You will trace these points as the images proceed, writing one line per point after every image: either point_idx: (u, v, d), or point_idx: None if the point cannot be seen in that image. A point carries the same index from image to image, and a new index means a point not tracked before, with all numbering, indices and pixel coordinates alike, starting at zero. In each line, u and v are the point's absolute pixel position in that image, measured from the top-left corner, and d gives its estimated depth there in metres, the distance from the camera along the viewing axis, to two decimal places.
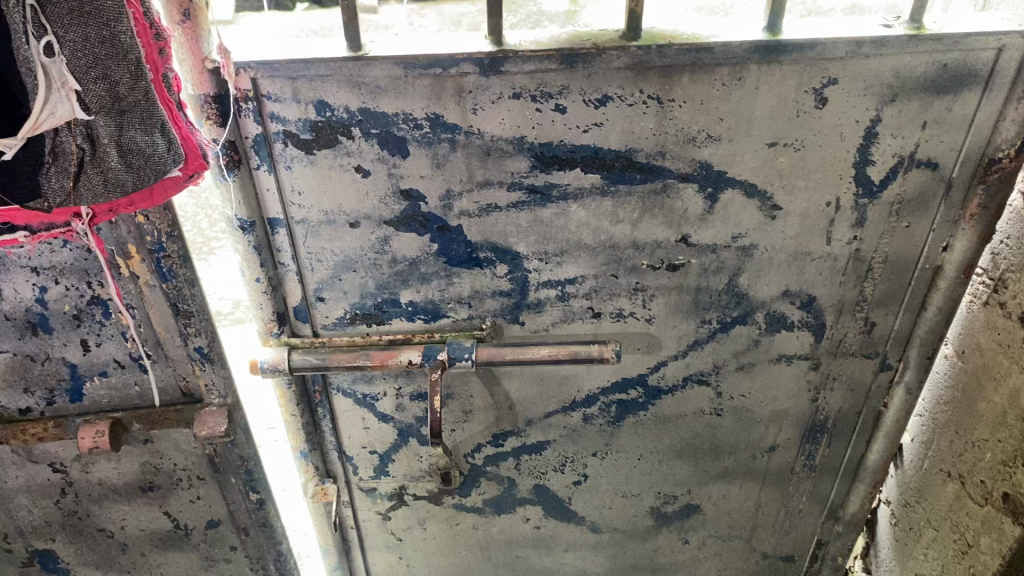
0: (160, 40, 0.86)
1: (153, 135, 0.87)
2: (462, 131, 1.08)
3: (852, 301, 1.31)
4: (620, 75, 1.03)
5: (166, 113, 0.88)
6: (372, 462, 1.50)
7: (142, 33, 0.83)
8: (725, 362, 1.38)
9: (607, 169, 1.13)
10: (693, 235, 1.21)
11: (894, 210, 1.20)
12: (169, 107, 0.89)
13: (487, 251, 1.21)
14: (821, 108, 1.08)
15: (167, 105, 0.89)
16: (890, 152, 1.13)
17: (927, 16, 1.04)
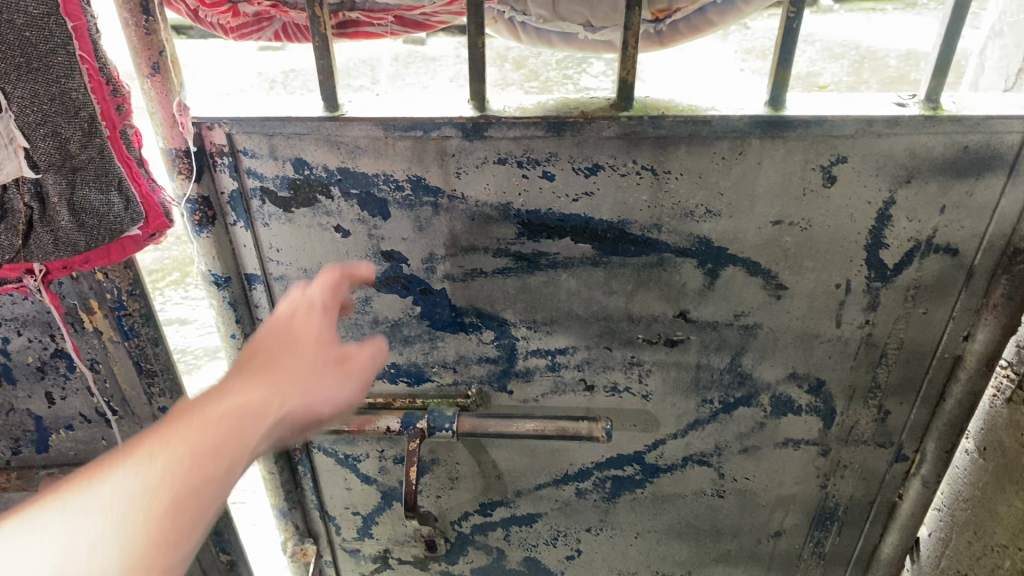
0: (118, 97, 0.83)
1: (109, 194, 0.84)
2: (445, 195, 1.03)
3: (864, 387, 1.22)
4: (611, 145, 0.97)
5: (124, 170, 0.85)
6: (355, 523, 1.45)
7: (97, 89, 0.81)
8: (727, 443, 1.31)
9: (599, 239, 1.07)
10: (692, 311, 1.14)
11: (909, 295, 1.11)
12: (127, 164, 0.86)
13: (472, 316, 1.15)
14: (829, 186, 1.01)
15: (125, 162, 0.86)
16: (905, 235, 1.05)
17: (947, 95, 0.96)
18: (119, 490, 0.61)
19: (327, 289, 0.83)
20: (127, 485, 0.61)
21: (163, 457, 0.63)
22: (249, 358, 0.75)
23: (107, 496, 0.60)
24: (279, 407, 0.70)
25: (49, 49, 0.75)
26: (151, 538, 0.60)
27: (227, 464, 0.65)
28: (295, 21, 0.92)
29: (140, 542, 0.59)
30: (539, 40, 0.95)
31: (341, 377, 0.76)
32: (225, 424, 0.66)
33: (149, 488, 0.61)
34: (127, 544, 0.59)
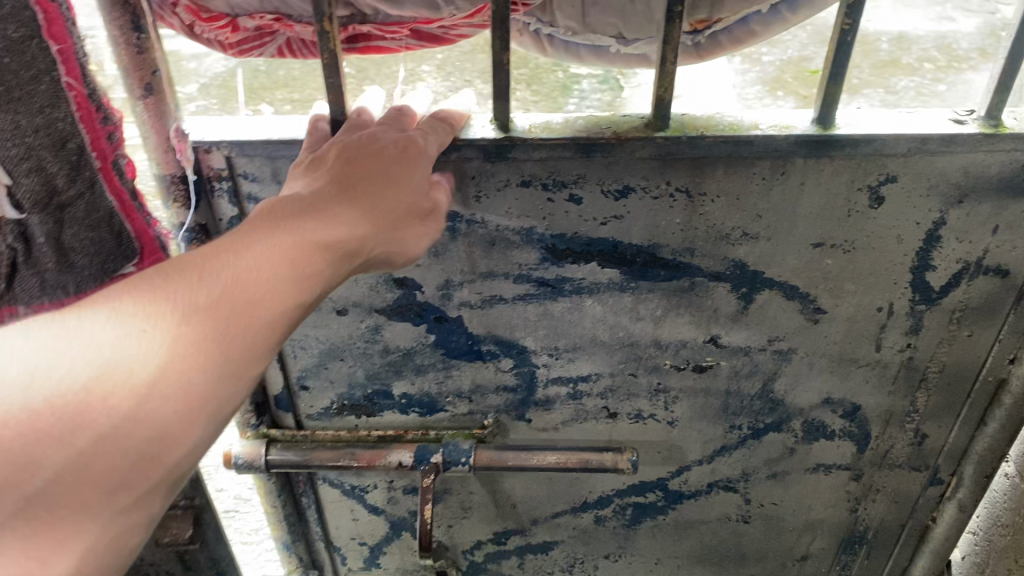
0: (109, 125, 0.76)
1: (98, 230, 0.79)
2: (463, 220, 0.96)
3: (901, 411, 1.16)
4: (644, 166, 0.91)
5: (116, 203, 0.79)
6: (362, 553, 1.39)
7: (86, 118, 0.74)
8: (755, 469, 1.24)
9: (627, 264, 1.00)
10: (723, 336, 1.07)
11: (955, 318, 1.05)
12: (120, 197, 0.79)
13: (490, 344, 1.08)
14: (876, 207, 0.94)
15: (119, 195, 0.79)
16: (954, 257, 0.99)
17: (1006, 110, 0.89)
18: (225, 293, 0.65)
19: (427, 135, 0.84)
20: (234, 292, 0.65)
21: (264, 270, 0.68)
22: (329, 192, 0.78)
23: (217, 296, 0.64)
24: (356, 244, 0.76)
25: (31, 77, 0.69)
26: (244, 351, 0.65)
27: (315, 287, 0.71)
28: (300, 35, 0.84)
29: (236, 350, 0.64)
30: (565, 54, 0.88)
31: (402, 233, 0.81)
32: (317, 248, 0.72)
33: (255, 295, 0.66)
34: (227, 352, 0.63)
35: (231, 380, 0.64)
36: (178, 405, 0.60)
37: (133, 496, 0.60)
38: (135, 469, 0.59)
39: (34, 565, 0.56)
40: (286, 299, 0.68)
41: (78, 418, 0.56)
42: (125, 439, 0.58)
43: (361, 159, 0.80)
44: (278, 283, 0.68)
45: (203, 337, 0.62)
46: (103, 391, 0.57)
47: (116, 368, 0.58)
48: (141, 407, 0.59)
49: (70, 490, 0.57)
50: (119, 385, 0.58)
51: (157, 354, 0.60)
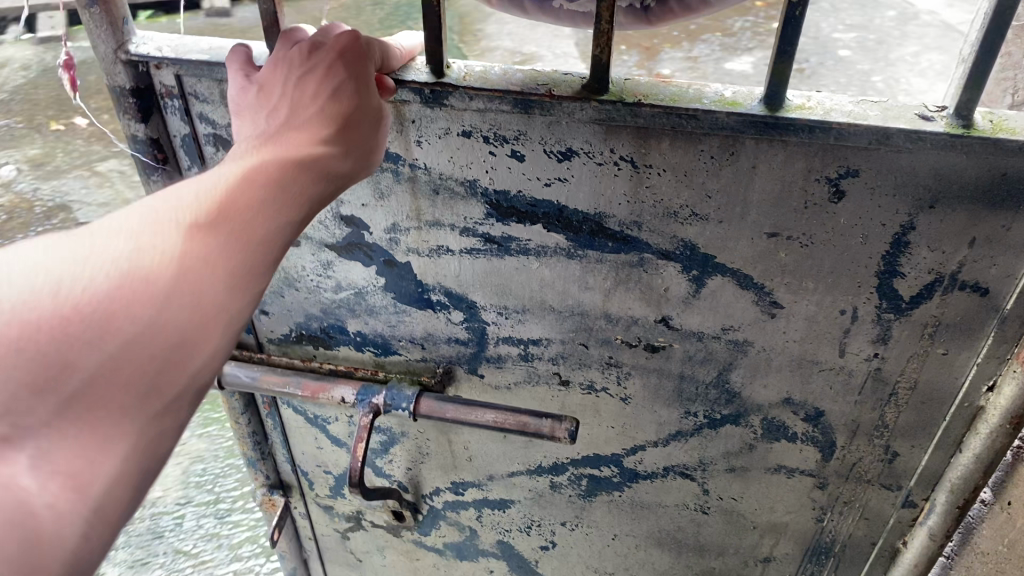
0: None
1: None
2: (405, 164, 0.94)
3: (869, 424, 1.09)
4: (587, 129, 0.86)
5: None
6: (328, 482, 1.42)
7: None
8: (713, 459, 1.20)
9: (574, 230, 0.96)
10: (675, 318, 1.02)
11: (927, 333, 0.97)
12: None
13: (439, 294, 1.07)
14: (836, 202, 0.87)
15: None
16: (924, 266, 0.90)
17: (983, 109, 0.80)
18: (221, 210, 0.67)
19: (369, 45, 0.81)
20: (231, 211, 0.68)
21: (257, 189, 0.70)
22: (299, 113, 0.77)
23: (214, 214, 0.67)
24: (341, 157, 0.76)
25: None
26: (250, 264, 0.68)
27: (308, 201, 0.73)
28: None
29: (241, 262, 0.67)
30: (510, 7, 0.82)
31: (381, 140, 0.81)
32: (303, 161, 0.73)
33: (252, 211, 0.69)
34: (232, 266, 0.66)
35: (238, 287, 0.67)
36: (193, 310, 0.63)
37: (163, 402, 0.62)
38: (160, 374, 0.62)
39: (82, 465, 0.58)
40: (285, 213, 0.71)
41: (105, 321, 0.59)
42: (150, 344, 0.61)
43: (320, 75, 0.78)
44: (275, 200, 0.71)
45: (209, 249, 0.65)
46: (122, 296, 0.60)
47: (131, 275, 0.61)
48: (159, 310, 0.62)
49: (103, 389, 0.59)
50: (134, 293, 0.61)
51: (168, 264, 0.63)
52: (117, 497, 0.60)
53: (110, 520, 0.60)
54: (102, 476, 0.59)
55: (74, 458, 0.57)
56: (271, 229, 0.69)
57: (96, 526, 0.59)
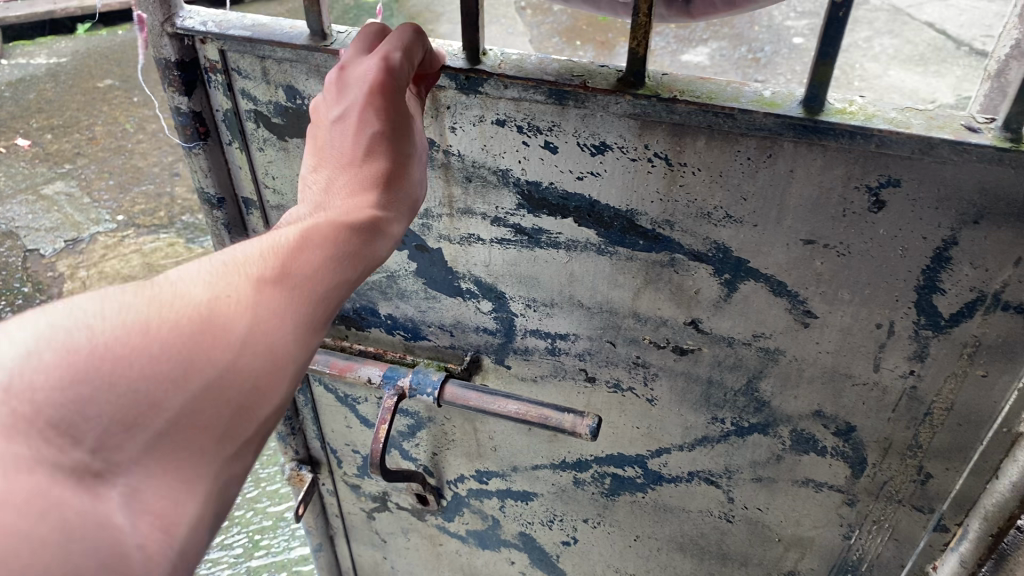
0: None
1: None
2: (439, 150, 0.94)
3: (901, 443, 1.05)
4: (621, 124, 0.85)
5: None
6: (356, 462, 1.43)
7: None
8: (739, 468, 1.17)
9: (605, 226, 0.95)
10: (705, 321, 1.01)
11: (966, 353, 0.93)
12: None
13: (468, 282, 1.07)
14: (875, 212, 0.84)
15: None
16: (966, 283, 0.87)
17: None
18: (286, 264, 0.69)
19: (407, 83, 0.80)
20: (295, 266, 0.69)
21: (314, 245, 0.72)
22: (344, 166, 0.77)
23: (278, 268, 0.69)
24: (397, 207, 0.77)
25: None
26: (316, 318, 0.70)
27: (370, 253, 0.74)
28: None
29: (309, 316, 0.69)
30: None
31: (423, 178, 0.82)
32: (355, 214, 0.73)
33: (315, 266, 0.70)
34: (300, 318, 0.68)
35: (306, 338, 0.69)
36: (267, 361, 0.66)
37: (236, 444, 0.65)
38: (235, 420, 0.64)
39: (167, 505, 0.60)
40: (346, 266, 0.72)
41: (184, 371, 0.61)
42: (224, 390, 0.63)
43: (355, 122, 0.77)
44: (337, 253, 0.72)
45: (276, 300, 0.68)
46: (201, 346, 0.62)
47: (212, 324, 0.63)
48: (236, 358, 0.64)
49: (183, 433, 0.60)
50: (214, 343, 0.63)
51: (243, 314, 0.65)
52: (195, 540, 0.62)
53: (188, 563, 0.62)
54: (183, 520, 0.61)
55: (160, 499, 0.59)
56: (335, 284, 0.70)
57: (179, 570, 0.61)
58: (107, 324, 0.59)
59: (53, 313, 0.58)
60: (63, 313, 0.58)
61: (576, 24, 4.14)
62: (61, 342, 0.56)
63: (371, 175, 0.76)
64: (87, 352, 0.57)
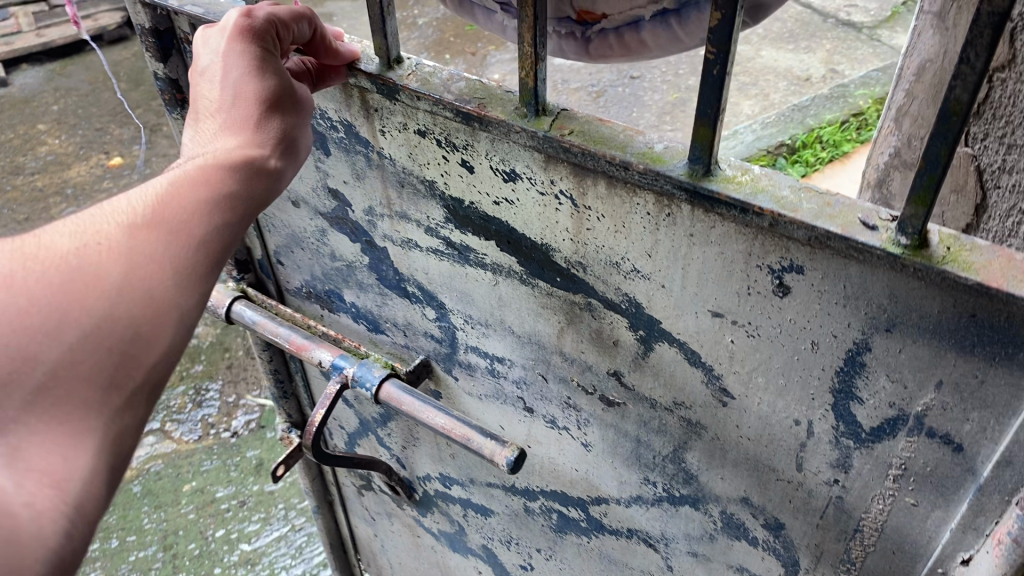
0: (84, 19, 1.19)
1: None
2: (374, 150, 0.93)
3: (834, 555, 0.93)
4: (527, 154, 0.80)
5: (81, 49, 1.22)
6: (342, 437, 1.46)
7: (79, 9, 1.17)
8: (674, 537, 1.08)
9: (525, 256, 0.90)
10: (627, 376, 0.93)
11: (891, 475, 0.81)
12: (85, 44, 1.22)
13: (413, 286, 1.05)
14: (781, 297, 0.74)
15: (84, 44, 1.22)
16: (883, 396, 0.75)
17: (934, 226, 0.65)
18: (163, 211, 0.68)
19: (280, 39, 0.80)
20: (170, 212, 0.68)
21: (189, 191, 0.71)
22: (215, 116, 0.76)
23: (154, 212, 0.68)
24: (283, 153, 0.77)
25: None
26: (204, 258, 0.69)
27: (251, 193, 0.73)
28: None
29: (193, 258, 0.68)
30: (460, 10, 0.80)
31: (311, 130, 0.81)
32: (229, 156, 0.73)
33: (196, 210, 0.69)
34: (180, 262, 0.67)
35: (191, 280, 0.68)
36: (144, 306, 0.65)
37: (124, 395, 0.64)
38: (120, 369, 0.63)
39: (56, 461, 0.60)
40: (226, 209, 0.71)
41: (54, 324, 0.61)
42: (103, 340, 0.63)
43: (221, 72, 0.77)
44: (217, 193, 0.71)
45: (154, 244, 0.67)
46: (70, 297, 0.62)
47: (80, 275, 0.63)
48: (110, 306, 0.63)
49: (61, 386, 0.61)
50: (81, 295, 0.62)
51: (114, 261, 0.65)
52: (93, 495, 0.61)
53: (90, 519, 0.61)
54: (76, 475, 0.61)
55: (46, 455, 0.59)
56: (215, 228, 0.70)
57: (78, 527, 0.60)
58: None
59: None
60: None
61: (462, 44, 3.83)
62: None
63: (244, 117, 0.75)
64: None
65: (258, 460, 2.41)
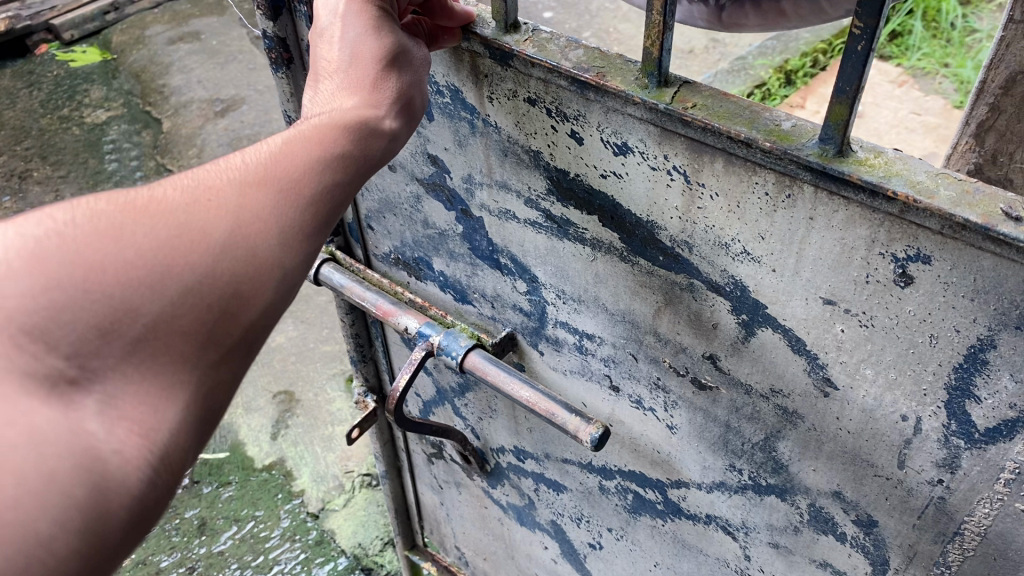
0: None
1: None
2: (479, 117, 0.92)
3: (927, 557, 0.90)
4: (641, 128, 0.78)
5: None
6: (418, 404, 1.47)
7: None
8: (756, 527, 1.06)
9: (627, 232, 0.88)
10: (723, 360, 0.91)
11: (1002, 478, 0.77)
12: None
13: (505, 258, 1.05)
14: (903, 288, 0.71)
15: None
16: (1004, 396, 0.71)
17: None
18: (272, 170, 0.73)
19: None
20: (279, 171, 0.73)
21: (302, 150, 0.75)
22: (333, 77, 0.81)
23: (263, 172, 0.73)
24: (396, 115, 0.80)
25: None
26: (309, 219, 0.73)
27: (363, 154, 0.77)
28: None
29: (298, 217, 0.73)
30: None
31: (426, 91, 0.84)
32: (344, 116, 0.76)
33: (305, 170, 0.74)
34: (285, 221, 0.72)
35: (296, 240, 0.72)
36: (246, 264, 0.70)
37: (220, 349, 0.69)
38: (217, 326, 0.68)
39: (146, 410, 0.65)
40: (337, 168, 0.75)
41: (163, 275, 0.66)
42: (206, 294, 0.68)
43: (339, 32, 0.81)
44: (328, 153, 0.75)
45: (262, 201, 0.72)
46: (178, 251, 0.67)
47: (189, 229, 0.68)
48: (215, 261, 0.68)
49: (161, 339, 0.66)
50: (189, 248, 0.68)
51: (222, 219, 0.70)
52: (178, 444, 0.67)
53: (173, 469, 0.67)
54: (164, 425, 0.66)
55: (138, 405, 0.65)
56: (322, 188, 0.74)
57: (162, 472, 0.66)
58: (77, 231, 0.65)
59: (27, 223, 0.64)
60: (35, 224, 0.64)
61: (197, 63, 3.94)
62: (27, 249, 0.63)
63: (362, 79, 0.79)
64: (57, 262, 0.63)
65: (200, 520, 2.33)
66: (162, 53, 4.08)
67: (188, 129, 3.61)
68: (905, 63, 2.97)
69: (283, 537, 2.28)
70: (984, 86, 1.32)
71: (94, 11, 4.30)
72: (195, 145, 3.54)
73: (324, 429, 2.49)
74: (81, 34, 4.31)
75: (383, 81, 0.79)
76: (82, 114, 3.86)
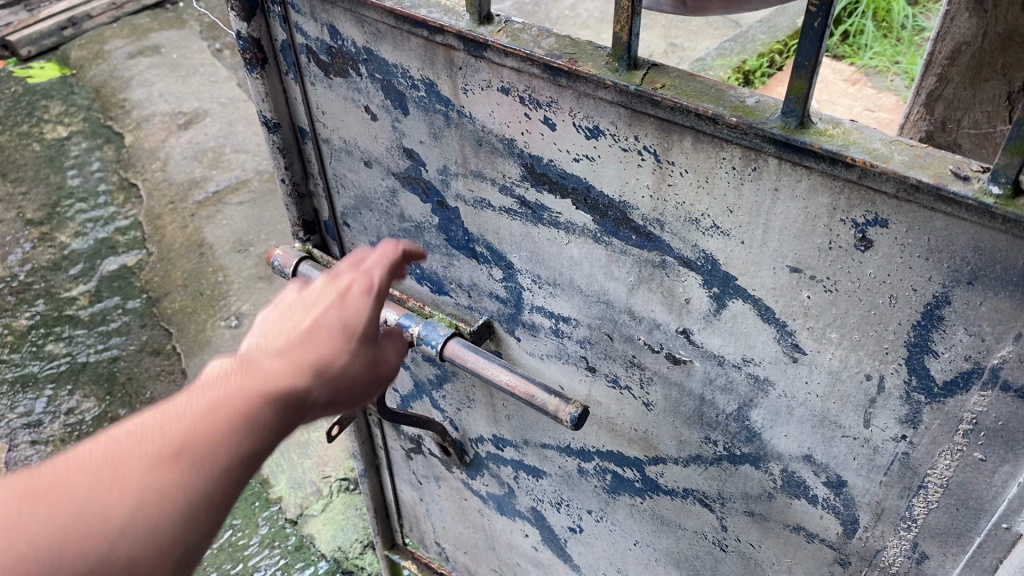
0: None
1: None
2: (454, 109, 0.96)
3: (894, 512, 0.95)
4: (612, 111, 0.82)
5: None
6: (396, 399, 1.50)
7: None
8: (731, 497, 1.10)
9: (600, 214, 0.92)
10: (696, 333, 0.96)
11: (961, 430, 0.82)
12: None
13: (481, 246, 1.08)
14: (863, 251, 0.76)
15: None
16: (959, 349, 0.76)
17: None
18: (186, 447, 0.72)
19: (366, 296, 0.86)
20: (190, 449, 0.72)
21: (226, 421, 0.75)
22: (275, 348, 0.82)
23: (173, 450, 0.72)
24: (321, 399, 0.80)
25: None
26: (211, 499, 0.73)
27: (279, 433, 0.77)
28: None
29: (201, 498, 0.72)
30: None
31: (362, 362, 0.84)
32: (273, 389, 0.77)
33: (218, 444, 0.73)
34: (187, 505, 0.71)
35: (194, 520, 0.72)
36: (144, 546, 0.70)
37: None
38: None
39: None
40: (252, 441, 0.75)
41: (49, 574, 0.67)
42: None
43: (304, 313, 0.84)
44: (245, 437, 0.75)
45: (171, 482, 0.71)
46: (64, 553, 0.67)
47: (84, 520, 0.68)
48: (111, 548, 0.68)
49: None
50: (83, 543, 0.68)
51: (119, 506, 0.69)
52: None
53: None
54: None
55: None
56: (231, 460, 0.73)
57: None
58: None
59: None
60: None
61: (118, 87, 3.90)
62: None
63: (309, 352, 0.80)
64: None
65: None
66: (121, 68, 4.05)
67: (151, 143, 3.62)
68: (857, 62, 3.08)
69: (263, 544, 2.30)
70: (933, 57, 1.53)
71: (51, 27, 4.26)
72: (157, 159, 3.55)
73: (299, 435, 2.49)
74: (38, 50, 4.25)
75: (321, 356, 0.80)
76: (42, 129, 3.80)
